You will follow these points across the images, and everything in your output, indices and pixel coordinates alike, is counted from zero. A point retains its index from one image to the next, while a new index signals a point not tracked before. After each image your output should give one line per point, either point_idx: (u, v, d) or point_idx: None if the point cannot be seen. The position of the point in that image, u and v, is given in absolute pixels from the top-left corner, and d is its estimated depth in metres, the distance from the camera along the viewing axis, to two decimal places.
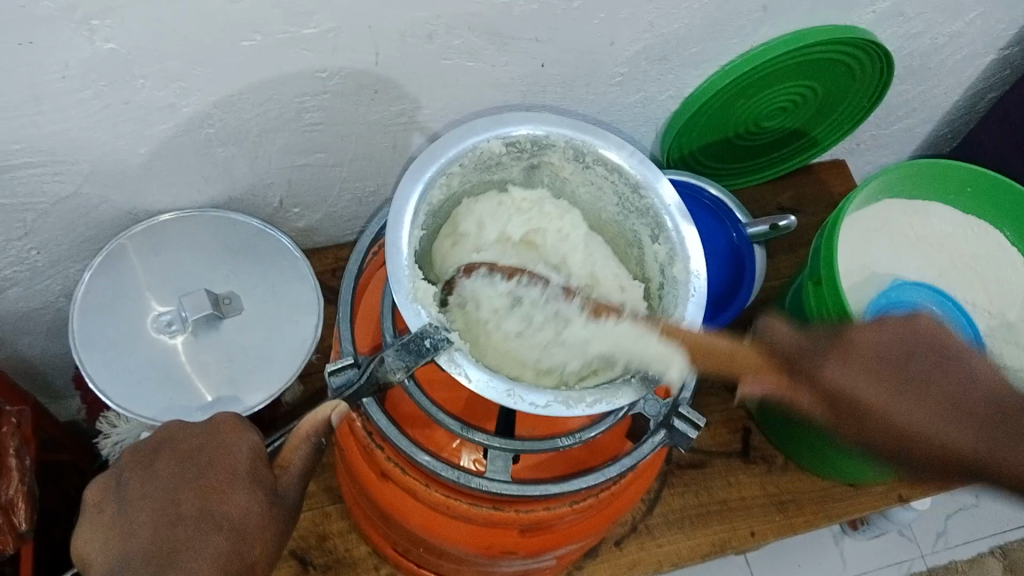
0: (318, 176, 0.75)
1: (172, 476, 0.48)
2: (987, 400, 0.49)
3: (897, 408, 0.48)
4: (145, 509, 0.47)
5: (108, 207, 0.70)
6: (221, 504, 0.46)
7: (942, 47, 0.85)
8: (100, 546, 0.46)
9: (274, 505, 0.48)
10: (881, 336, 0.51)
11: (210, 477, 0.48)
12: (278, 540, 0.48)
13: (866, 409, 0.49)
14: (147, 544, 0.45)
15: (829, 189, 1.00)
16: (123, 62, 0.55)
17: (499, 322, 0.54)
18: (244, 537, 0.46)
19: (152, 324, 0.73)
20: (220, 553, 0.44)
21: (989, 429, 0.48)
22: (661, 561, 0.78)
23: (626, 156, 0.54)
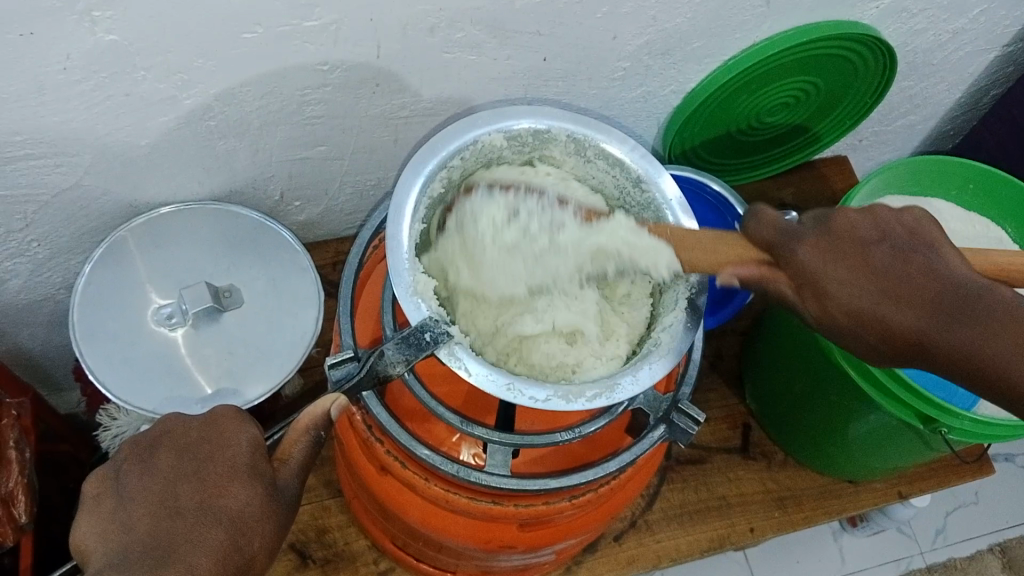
0: (319, 170, 0.75)
1: (170, 469, 0.48)
2: (956, 286, 0.43)
3: (849, 286, 0.45)
4: (143, 502, 0.46)
5: (108, 199, 0.70)
6: (221, 498, 0.46)
7: (946, 44, 0.85)
8: (96, 537, 0.46)
9: (274, 500, 0.48)
10: (869, 220, 0.46)
11: (210, 471, 0.47)
12: (278, 533, 0.48)
13: (822, 287, 0.45)
14: (146, 536, 0.45)
15: (831, 185, 1.00)
16: (125, 53, 0.55)
17: (495, 236, 0.54)
18: (243, 531, 0.46)
19: (152, 316, 0.72)
20: (220, 547, 0.44)
21: (946, 313, 0.43)
22: (661, 556, 0.78)
23: (628, 150, 0.54)
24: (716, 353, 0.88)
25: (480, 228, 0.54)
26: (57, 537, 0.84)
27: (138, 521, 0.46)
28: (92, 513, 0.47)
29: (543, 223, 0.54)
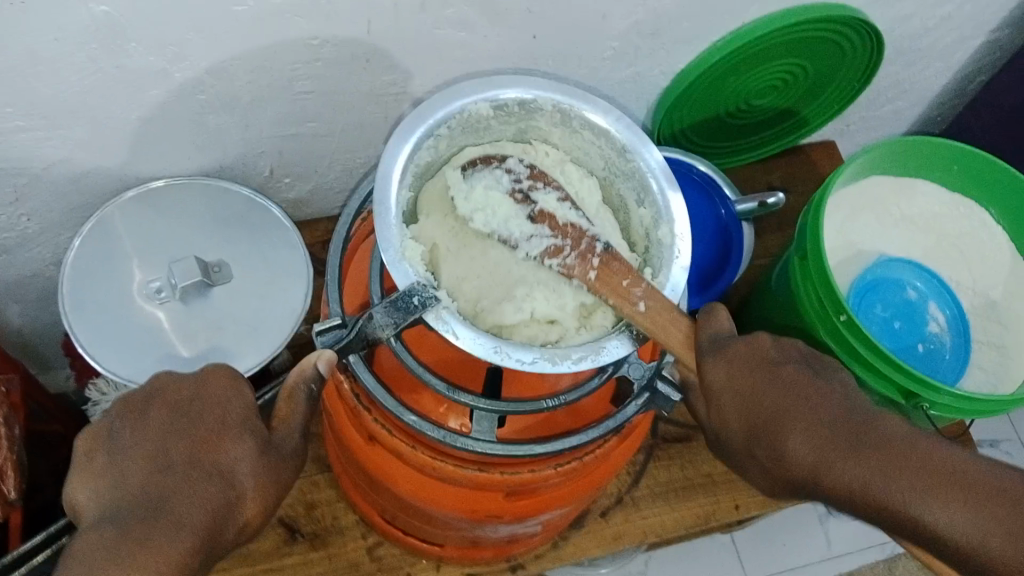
0: (310, 147, 0.75)
1: (162, 427, 0.49)
2: (843, 424, 0.51)
3: (746, 417, 0.54)
4: (135, 457, 0.48)
5: (99, 174, 0.70)
6: (213, 452, 0.48)
7: (933, 29, 0.85)
8: (89, 489, 0.47)
9: (267, 455, 0.49)
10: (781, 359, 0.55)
11: (202, 428, 0.49)
12: (274, 489, 0.50)
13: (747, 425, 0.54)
14: (138, 490, 0.46)
15: (818, 169, 1.01)
16: (116, 25, 0.55)
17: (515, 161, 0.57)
18: (234, 485, 0.47)
19: (140, 291, 0.73)
20: (209, 500, 0.46)
21: (823, 439, 0.50)
22: (646, 533, 0.79)
23: (613, 120, 0.55)
24: None
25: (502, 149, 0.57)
26: (46, 512, 0.84)
27: (129, 474, 0.47)
28: (86, 469, 0.48)
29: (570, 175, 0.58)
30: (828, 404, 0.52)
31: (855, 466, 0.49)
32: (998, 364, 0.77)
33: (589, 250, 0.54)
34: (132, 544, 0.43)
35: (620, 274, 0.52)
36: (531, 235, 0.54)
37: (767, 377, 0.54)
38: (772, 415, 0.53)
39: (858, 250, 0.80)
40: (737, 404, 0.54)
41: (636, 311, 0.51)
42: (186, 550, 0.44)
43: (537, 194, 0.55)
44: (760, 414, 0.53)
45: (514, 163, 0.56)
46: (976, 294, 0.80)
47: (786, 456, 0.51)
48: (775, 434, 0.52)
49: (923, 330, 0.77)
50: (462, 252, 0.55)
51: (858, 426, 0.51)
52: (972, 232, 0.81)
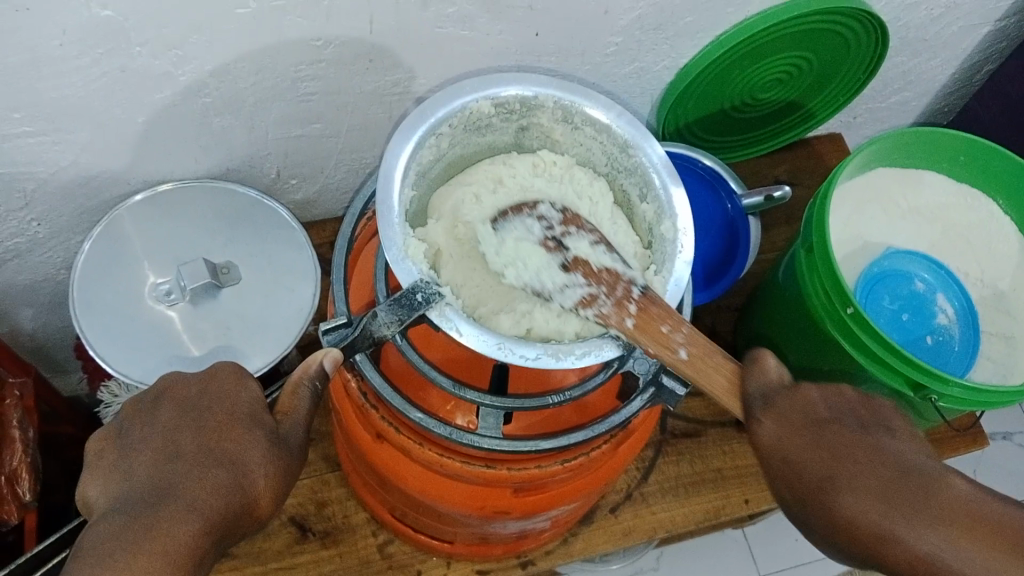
0: (315, 147, 0.76)
1: (172, 421, 0.50)
2: (902, 478, 0.46)
3: (796, 467, 0.49)
4: (145, 449, 0.48)
5: (107, 177, 0.71)
6: (222, 442, 0.48)
7: (938, 19, 0.85)
8: (100, 483, 0.47)
9: (277, 445, 0.49)
10: (829, 404, 0.51)
11: (212, 419, 0.49)
12: (285, 478, 0.50)
13: (795, 475, 0.48)
14: (149, 478, 0.46)
15: (825, 161, 1.00)
16: (119, 28, 0.55)
17: (524, 180, 0.58)
18: (245, 472, 0.48)
19: (151, 293, 0.74)
20: (221, 484, 0.46)
21: (882, 496, 0.45)
22: (656, 528, 0.79)
23: (614, 116, 0.55)
24: (711, 329, 0.89)
25: (513, 167, 0.59)
26: (59, 513, 0.85)
27: (140, 466, 0.47)
28: (98, 465, 0.49)
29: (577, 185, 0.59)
30: (888, 457, 0.47)
31: (918, 527, 0.44)
32: (1006, 353, 0.77)
33: (625, 297, 0.51)
34: (143, 529, 0.43)
35: (656, 318, 0.51)
36: (564, 286, 0.53)
37: (812, 435, 0.49)
38: (820, 477, 0.47)
39: (865, 242, 0.80)
40: (784, 465, 0.49)
41: (677, 359, 0.51)
42: (197, 533, 0.44)
43: (570, 240, 0.54)
44: (811, 467, 0.48)
45: (546, 210, 0.55)
46: (984, 285, 0.80)
47: (841, 522, 0.46)
48: (828, 497, 0.47)
49: (932, 322, 0.77)
50: (464, 261, 0.56)
51: (917, 486, 0.45)
52: (980, 222, 0.81)
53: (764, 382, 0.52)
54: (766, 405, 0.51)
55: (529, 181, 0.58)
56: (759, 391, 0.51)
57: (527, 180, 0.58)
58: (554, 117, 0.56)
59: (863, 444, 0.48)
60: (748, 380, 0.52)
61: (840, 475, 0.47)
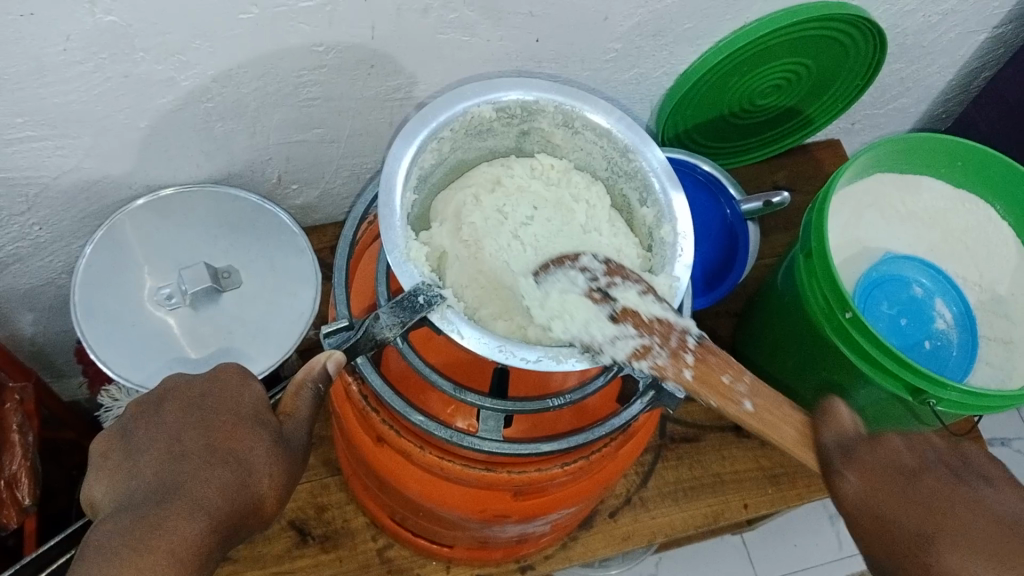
0: (316, 152, 0.76)
1: (176, 420, 0.50)
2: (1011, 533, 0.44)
3: (889, 524, 0.47)
4: (150, 449, 0.48)
5: (109, 182, 0.71)
6: (227, 442, 0.49)
7: (935, 25, 0.86)
8: (106, 483, 0.48)
9: (281, 446, 0.50)
10: (916, 457, 0.50)
11: (216, 419, 0.50)
12: (288, 478, 0.50)
13: (890, 534, 0.47)
14: (154, 478, 0.47)
15: (823, 167, 1.01)
16: (122, 34, 0.56)
17: (524, 184, 0.60)
18: (250, 471, 0.48)
19: (151, 298, 0.74)
20: (226, 484, 0.47)
21: (992, 551, 0.44)
22: (655, 533, 0.79)
23: (614, 120, 0.55)
24: (711, 334, 0.89)
25: (514, 171, 0.60)
26: (59, 517, 0.85)
27: (145, 465, 0.47)
28: (102, 466, 0.49)
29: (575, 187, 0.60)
30: (993, 513, 0.46)
31: None
32: (1004, 358, 0.76)
33: (680, 346, 0.51)
34: (148, 526, 0.43)
35: (714, 371, 0.51)
36: (615, 337, 0.50)
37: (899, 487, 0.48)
38: (920, 535, 0.46)
39: (863, 247, 0.80)
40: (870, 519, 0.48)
41: (742, 410, 0.52)
42: (202, 532, 0.44)
43: (616, 290, 0.51)
44: (908, 523, 0.46)
45: (589, 261, 0.53)
46: (983, 289, 0.80)
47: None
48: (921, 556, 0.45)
49: (930, 327, 0.77)
50: (469, 263, 0.56)
51: None
52: (978, 227, 0.81)
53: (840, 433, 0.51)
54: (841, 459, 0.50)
55: (527, 185, 0.60)
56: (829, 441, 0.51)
57: (526, 184, 0.60)
58: (554, 124, 0.57)
59: (962, 499, 0.47)
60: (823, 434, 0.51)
61: (943, 532, 0.45)
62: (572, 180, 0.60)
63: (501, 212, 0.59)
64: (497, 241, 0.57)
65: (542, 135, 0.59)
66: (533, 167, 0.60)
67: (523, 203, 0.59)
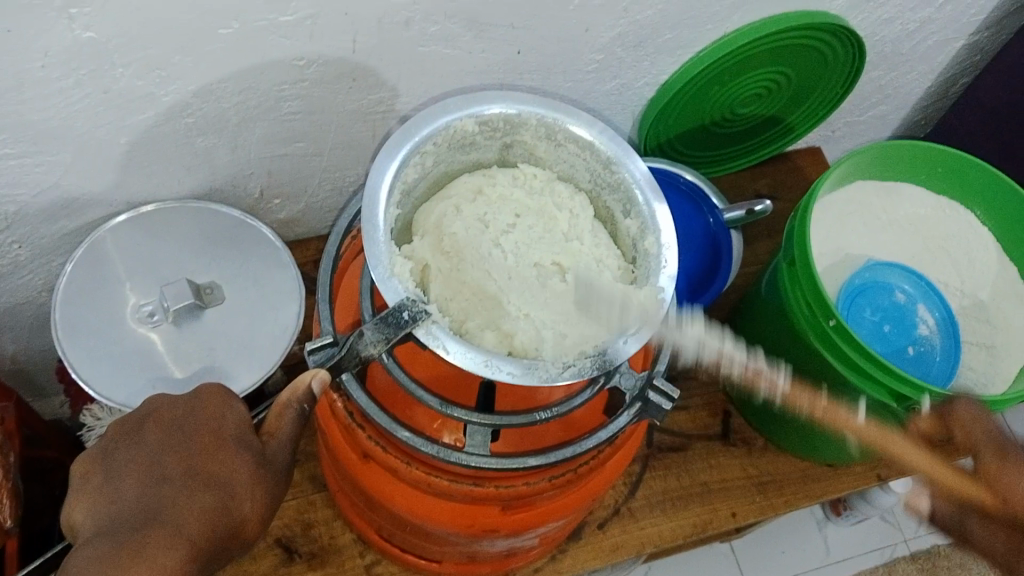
0: (298, 166, 0.76)
1: (157, 443, 0.49)
2: None
3: None
4: (131, 473, 0.48)
5: (89, 199, 0.71)
6: (209, 465, 0.48)
7: (913, 33, 0.86)
8: (85, 508, 0.47)
9: (264, 468, 0.49)
10: None
11: (197, 441, 0.49)
12: (270, 499, 0.50)
13: None
14: (135, 503, 0.46)
15: (805, 175, 1.01)
16: (102, 49, 0.55)
17: (506, 190, 0.59)
18: (232, 495, 0.47)
19: (133, 315, 0.73)
20: (207, 509, 0.46)
21: None
22: (644, 543, 0.79)
23: (596, 132, 0.56)
24: None
25: (496, 180, 0.59)
26: (41, 539, 0.84)
27: (126, 490, 0.47)
28: (81, 488, 0.48)
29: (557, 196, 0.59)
30: None
31: None
32: (987, 363, 0.77)
33: None
34: (127, 552, 0.43)
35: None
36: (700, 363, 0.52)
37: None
38: None
39: (846, 254, 0.80)
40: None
41: None
42: (183, 560, 0.44)
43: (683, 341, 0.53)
44: None
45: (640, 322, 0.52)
46: (965, 295, 0.80)
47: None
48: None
49: (914, 333, 0.77)
50: (453, 273, 0.55)
51: None
52: (958, 233, 0.82)
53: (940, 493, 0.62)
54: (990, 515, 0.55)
55: (509, 193, 0.59)
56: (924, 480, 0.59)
57: (507, 193, 0.59)
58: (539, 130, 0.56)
59: None
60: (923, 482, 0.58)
61: None
62: (555, 189, 0.59)
63: (481, 221, 0.58)
64: (479, 249, 0.56)
65: (525, 147, 0.58)
66: (516, 178, 0.59)
67: (505, 212, 0.58)
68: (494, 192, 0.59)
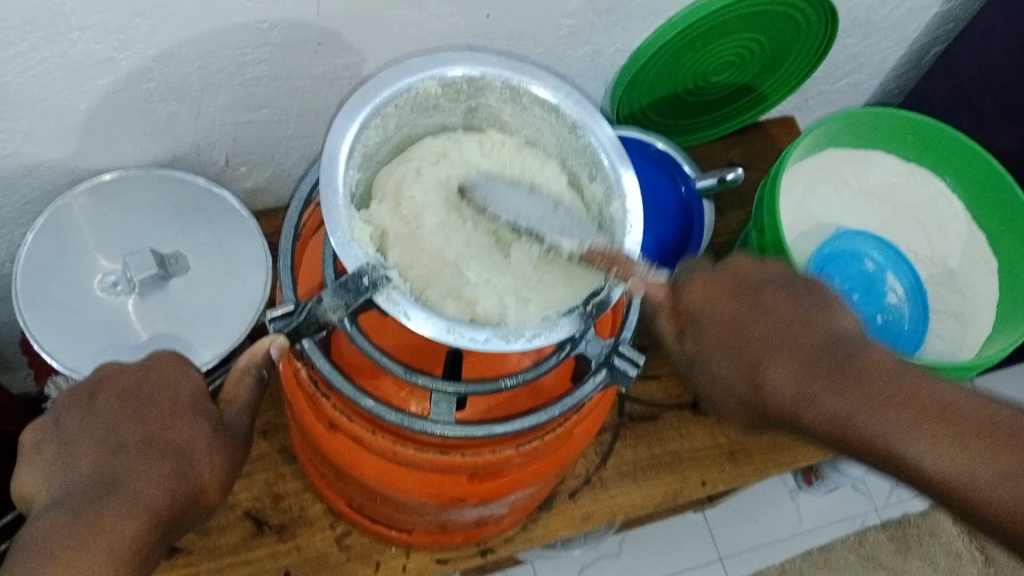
0: (264, 133, 0.74)
1: (112, 411, 0.48)
2: (816, 352, 0.51)
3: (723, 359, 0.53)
4: (86, 443, 0.47)
5: (50, 166, 0.69)
6: (165, 432, 0.47)
7: (887, 0, 0.86)
8: (41, 480, 0.46)
9: (222, 436, 0.49)
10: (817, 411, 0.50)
11: (152, 408, 0.48)
12: (231, 465, 0.49)
13: (724, 356, 0.53)
14: (91, 474, 0.45)
15: (778, 144, 1.01)
16: (57, 12, 0.54)
17: (462, 150, 0.59)
18: (190, 462, 0.47)
19: (98, 285, 0.72)
20: (166, 478, 0.45)
21: (801, 363, 0.51)
22: (615, 511, 0.79)
23: (561, 95, 0.55)
24: None
25: (459, 142, 0.59)
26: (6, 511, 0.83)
27: (80, 460, 0.46)
28: (34, 458, 0.48)
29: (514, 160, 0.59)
30: (815, 355, 0.51)
31: (782, 368, 0.51)
32: (955, 330, 0.78)
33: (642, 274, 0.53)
34: (82, 526, 0.42)
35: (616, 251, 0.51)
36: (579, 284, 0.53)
37: (925, 412, 0.48)
38: (739, 340, 0.53)
39: (816, 223, 0.80)
40: (829, 398, 0.50)
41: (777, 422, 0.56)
42: (141, 530, 0.43)
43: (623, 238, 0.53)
44: (740, 349, 0.53)
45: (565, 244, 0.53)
46: (934, 264, 0.81)
47: (877, 446, 0.48)
48: (811, 399, 0.50)
49: (882, 301, 0.78)
50: (410, 238, 0.54)
51: (831, 361, 0.51)
52: (929, 201, 0.82)
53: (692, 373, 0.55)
54: (767, 348, 0.52)
55: (470, 158, 0.59)
56: (720, 320, 0.54)
57: (469, 157, 0.59)
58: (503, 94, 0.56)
59: (831, 369, 0.50)
60: (690, 290, 0.55)
61: (775, 336, 0.52)
62: (517, 160, 0.59)
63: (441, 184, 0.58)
64: (435, 218, 0.56)
65: (491, 111, 0.58)
66: (481, 143, 0.59)
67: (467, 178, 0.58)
68: (454, 155, 0.59)
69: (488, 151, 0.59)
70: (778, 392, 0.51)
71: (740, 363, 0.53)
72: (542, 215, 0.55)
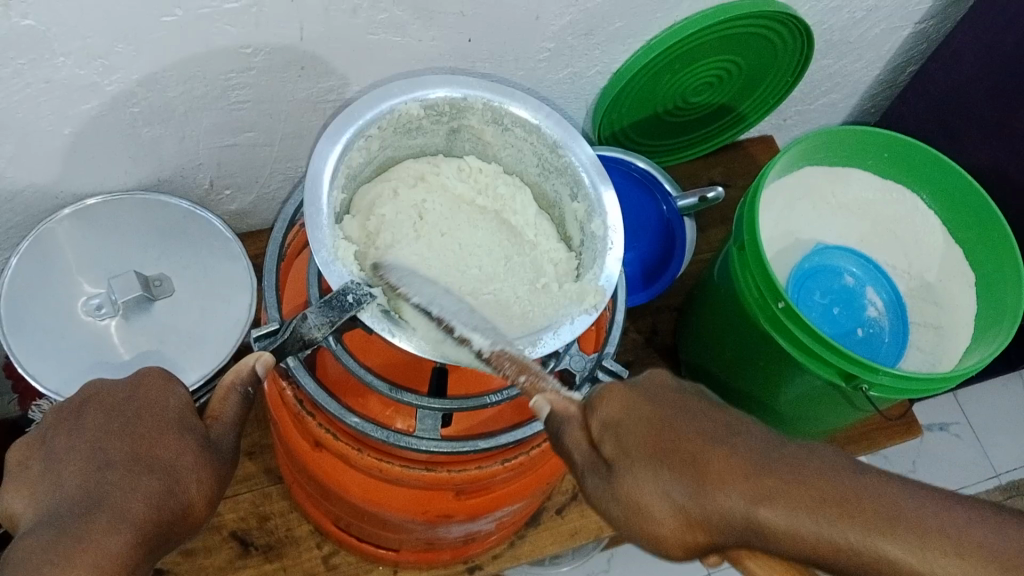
0: (249, 156, 0.75)
1: (99, 427, 0.48)
2: (755, 459, 0.42)
3: (659, 479, 0.42)
4: (73, 459, 0.47)
5: (34, 191, 0.70)
6: (152, 449, 0.48)
7: (861, 21, 0.87)
8: (27, 498, 0.46)
9: (208, 452, 0.49)
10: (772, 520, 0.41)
11: (139, 424, 0.48)
12: (217, 482, 0.49)
13: (659, 472, 0.43)
14: (78, 491, 0.45)
15: (758, 162, 1.02)
16: (41, 38, 0.54)
17: (441, 173, 0.61)
18: (177, 479, 0.47)
19: (83, 308, 0.72)
20: (152, 494, 0.46)
21: (744, 472, 0.42)
22: (602, 528, 0.79)
23: (542, 116, 0.56)
24: (652, 329, 0.90)
25: (439, 167, 0.61)
26: None
27: (67, 477, 0.46)
28: (20, 477, 0.48)
29: (492, 186, 0.61)
30: (761, 464, 0.42)
31: (723, 482, 0.42)
32: (935, 343, 0.79)
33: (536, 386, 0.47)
34: (69, 541, 0.43)
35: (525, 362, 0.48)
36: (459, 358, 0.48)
37: (895, 513, 0.40)
38: (673, 455, 0.43)
39: (796, 238, 0.81)
40: (790, 501, 0.41)
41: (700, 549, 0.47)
42: (126, 546, 0.43)
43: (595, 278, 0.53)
44: (676, 467, 0.43)
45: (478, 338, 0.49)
46: (912, 278, 0.83)
47: (859, 556, 0.40)
48: (765, 511, 0.41)
49: (863, 315, 0.79)
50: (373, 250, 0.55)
51: (775, 466, 0.42)
52: (907, 217, 0.83)
53: (601, 493, 0.44)
54: (704, 458, 0.42)
55: (449, 181, 0.61)
56: (645, 425, 0.44)
57: (449, 181, 0.61)
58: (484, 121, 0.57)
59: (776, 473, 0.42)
60: (604, 400, 0.46)
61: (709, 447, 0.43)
62: (497, 188, 0.61)
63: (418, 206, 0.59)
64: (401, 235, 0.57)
65: (472, 135, 0.59)
66: (460, 168, 0.61)
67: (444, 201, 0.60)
68: (433, 178, 0.61)
69: (466, 177, 0.61)
70: (727, 497, 0.41)
71: (675, 469, 0.43)
72: (457, 310, 0.51)
